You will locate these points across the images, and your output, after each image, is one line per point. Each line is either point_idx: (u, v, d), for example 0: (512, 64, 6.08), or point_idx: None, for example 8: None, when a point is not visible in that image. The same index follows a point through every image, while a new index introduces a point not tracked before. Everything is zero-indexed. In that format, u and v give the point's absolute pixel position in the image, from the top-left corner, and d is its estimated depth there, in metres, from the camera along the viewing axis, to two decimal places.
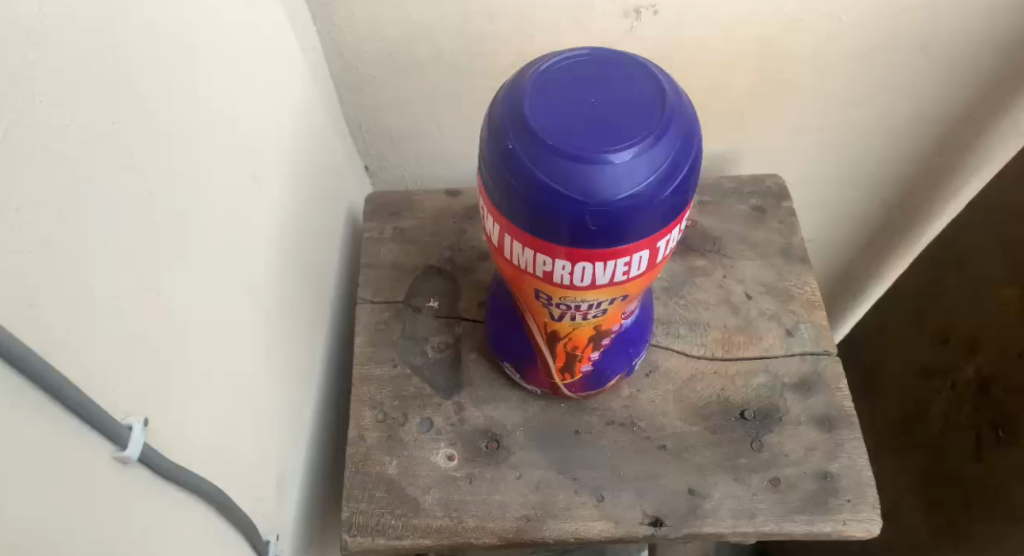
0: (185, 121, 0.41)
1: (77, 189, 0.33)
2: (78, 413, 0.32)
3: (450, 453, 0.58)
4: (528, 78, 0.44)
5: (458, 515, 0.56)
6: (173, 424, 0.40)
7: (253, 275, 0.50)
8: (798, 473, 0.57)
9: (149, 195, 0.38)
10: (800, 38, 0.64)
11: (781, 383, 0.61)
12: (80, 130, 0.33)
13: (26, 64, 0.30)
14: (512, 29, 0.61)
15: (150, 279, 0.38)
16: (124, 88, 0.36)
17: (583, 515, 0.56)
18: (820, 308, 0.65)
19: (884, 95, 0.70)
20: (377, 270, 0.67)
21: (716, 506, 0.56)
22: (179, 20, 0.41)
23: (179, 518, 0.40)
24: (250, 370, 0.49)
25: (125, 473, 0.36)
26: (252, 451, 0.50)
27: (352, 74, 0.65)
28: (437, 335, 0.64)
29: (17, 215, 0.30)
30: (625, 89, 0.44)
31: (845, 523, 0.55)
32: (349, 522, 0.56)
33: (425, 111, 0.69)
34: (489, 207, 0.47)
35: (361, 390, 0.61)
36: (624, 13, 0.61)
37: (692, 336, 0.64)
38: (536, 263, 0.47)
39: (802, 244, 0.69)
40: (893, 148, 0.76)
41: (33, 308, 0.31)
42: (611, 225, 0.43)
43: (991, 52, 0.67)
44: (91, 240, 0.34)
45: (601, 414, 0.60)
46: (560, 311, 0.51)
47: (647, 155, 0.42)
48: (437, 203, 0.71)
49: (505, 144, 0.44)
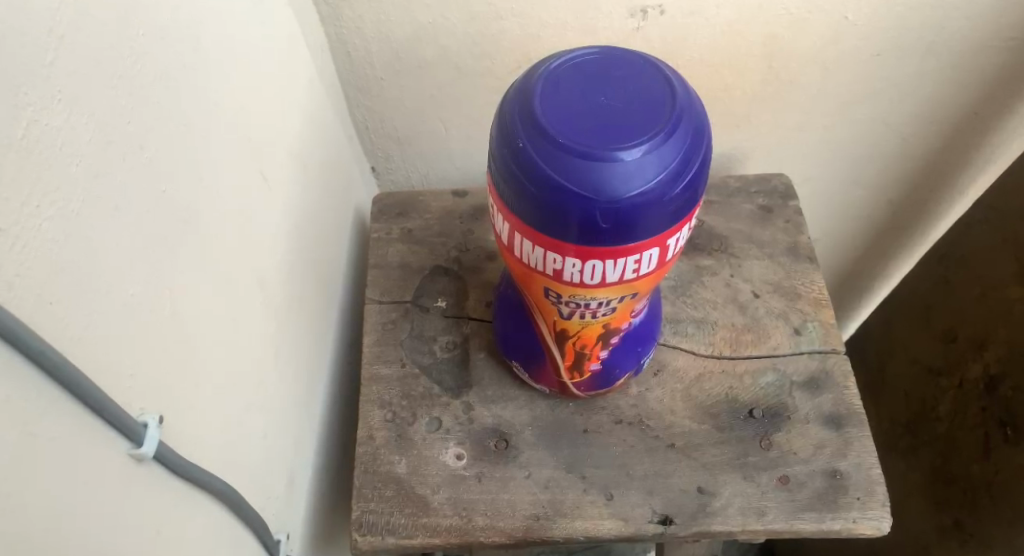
0: (197, 119, 0.41)
1: (94, 187, 0.33)
2: (95, 410, 0.32)
3: (459, 452, 0.58)
4: (538, 77, 0.44)
5: (467, 515, 0.56)
6: (185, 422, 0.40)
7: (264, 274, 0.50)
8: (807, 471, 0.57)
9: (162, 193, 0.38)
10: (804, 38, 0.64)
11: (789, 381, 0.61)
12: (97, 129, 0.33)
13: (43, 63, 0.30)
14: (519, 31, 0.62)
15: (163, 278, 0.38)
16: (139, 88, 0.36)
17: (592, 514, 0.56)
18: (827, 307, 0.65)
19: (889, 95, 0.71)
20: (384, 270, 0.67)
21: (725, 504, 0.56)
22: (192, 20, 0.41)
23: (191, 516, 0.40)
24: (260, 368, 0.49)
25: (140, 470, 0.36)
26: (263, 449, 0.50)
27: (360, 76, 0.65)
28: (445, 335, 0.64)
29: (36, 212, 0.30)
30: (635, 88, 0.44)
31: (855, 521, 0.55)
32: (358, 521, 0.56)
33: (432, 112, 0.69)
34: (499, 206, 0.47)
35: (369, 390, 0.61)
36: (629, 13, 0.61)
37: (700, 335, 0.64)
38: (546, 261, 0.47)
39: (808, 243, 0.69)
40: (898, 147, 0.77)
41: (51, 305, 0.31)
42: (621, 223, 0.43)
43: (997, 51, 0.67)
44: (106, 239, 0.34)
45: (609, 413, 0.60)
46: (569, 309, 0.51)
47: (658, 152, 0.42)
48: (443, 203, 0.71)
49: (515, 142, 0.44)
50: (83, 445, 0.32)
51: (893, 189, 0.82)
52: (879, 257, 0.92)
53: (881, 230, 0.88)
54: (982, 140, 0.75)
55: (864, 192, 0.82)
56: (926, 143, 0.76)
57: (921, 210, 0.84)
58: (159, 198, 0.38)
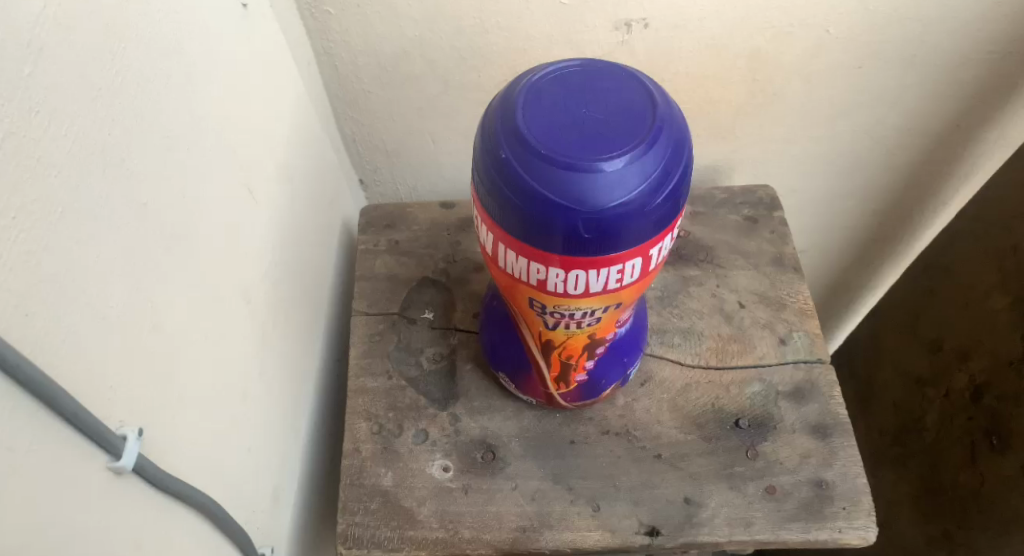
0: (179, 130, 0.41)
1: (74, 200, 0.33)
2: (73, 423, 0.32)
3: (445, 464, 0.58)
4: (520, 89, 0.45)
5: (454, 527, 0.56)
6: (167, 434, 0.40)
7: (250, 285, 0.50)
8: (793, 481, 0.57)
9: (145, 205, 0.38)
10: (787, 51, 0.65)
11: (775, 391, 0.61)
12: (76, 141, 0.33)
13: (22, 76, 0.31)
14: (506, 44, 0.62)
15: (146, 289, 0.38)
16: (122, 101, 0.36)
17: (579, 525, 0.56)
18: (813, 317, 0.65)
19: (871, 106, 0.71)
20: (371, 282, 0.67)
21: (712, 515, 0.56)
22: (174, 33, 0.41)
23: (172, 530, 0.40)
24: (244, 379, 0.49)
25: (120, 484, 0.36)
26: (247, 460, 0.49)
27: (347, 88, 0.66)
28: (432, 346, 0.64)
29: (14, 224, 0.30)
30: (616, 99, 0.44)
31: (841, 531, 0.55)
32: (344, 534, 0.55)
33: (420, 125, 0.69)
34: (484, 217, 0.47)
35: (357, 402, 0.61)
36: (615, 26, 0.61)
37: (686, 345, 0.64)
38: (530, 271, 0.47)
39: (794, 253, 0.69)
40: (881, 159, 0.77)
41: (29, 316, 0.31)
42: (604, 233, 0.43)
43: (977, 63, 0.67)
44: (84, 251, 0.34)
45: (596, 424, 0.60)
46: (554, 319, 0.51)
47: (639, 162, 0.42)
48: (431, 215, 0.72)
49: (498, 154, 0.44)
50: (62, 457, 0.32)
51: (877, 199, 0.82)
52: (866, 268, 0.93)
53: (867, 241, 0.88)
54: (964, 152, 0.76)
55: (849, 203, 0.83)
56: (909, 155, 0.77)
57: (907, 221, 0.85)
58: (141, 209, 0.38)
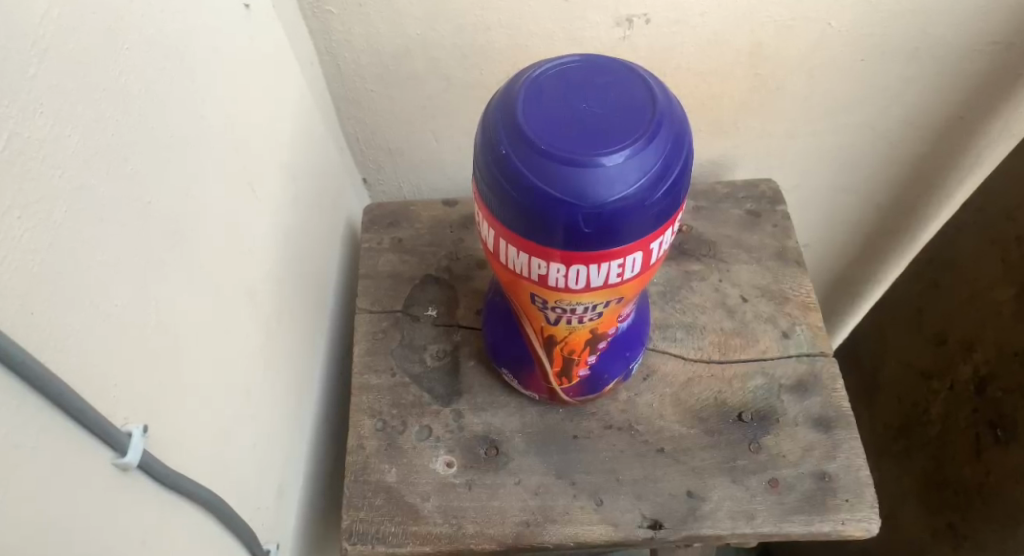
0: (182, 128, 0.42)
1: (77, 200, 0.33)
2: (79, 420, 0.33)
3: (449, 460, 0.59)
4: (521, 85, 0.45)
5: (458, 522, 0.56)
6: (171, 431, 0.40)
7: (254, 284, 0.51)
8: (796, 474, 0.57)
9: (148, 205, 0.38)
10: (790, 46, 0.65)
11: (778, 384, 0.62)
12: (79, 140, 0.34)
13: (25, 76, 0.31)
14: (508, 42, 0.62)
15: (149, 287, 0.38)
16: (123, 101, 0.37)
17: (582, 519, 0.56)
18: (815, 311, 0.65)
19: (874, 101, 0.71)
20: (375, 280, 0.68)
21: (715, 508, 0.56)
22: (176, 32, 0.42)
23: (178, 526, 0.40)
24: (248, 376, 0.50)
25: (126, 480, 0.36)
26: (251, 457, 0.50)
27: (350, 88, 0.66)
28: (435, 343, 0.64)
29: (18, 223, 0.30)
30: (616, 94, 0.44)
31: (844, 523, 0.55)
32: (349, 529, 0.56)
33: (423, 123, 0.69)
34: (485, 213, 0.47)
35: (361, 399, 0.62)
36: (616, 22, 0.61)
37: (689, 340, 0.64)
38: (530, 267, 0.47)
39: (796, 247, 0.69)
40: (884, 153, 0.77)
41: (34, 314, 0.31)
42: (604, 227, 0.43)
43: (982, 55, 0.67)
44: (87, 251, 0.34)
45: (599, 419, 0.60)
46: (556, 314, 0.51)
47: (638, 157, 0.43)
48: (434, 213, 0.72)
49: (498, 151, 0.44)
50: (68, 454, 0.32)
51: (880, 193, 0.82)
52: (869, 262, 0.93)
53: (871, 234, 0.88)
54: (968, 144, 0.76)
55: (851, 197, 0.83)
56: (912, 148, 0.77)
57: (911, 213, 0.85)
58: (145, 209, 0.38)
